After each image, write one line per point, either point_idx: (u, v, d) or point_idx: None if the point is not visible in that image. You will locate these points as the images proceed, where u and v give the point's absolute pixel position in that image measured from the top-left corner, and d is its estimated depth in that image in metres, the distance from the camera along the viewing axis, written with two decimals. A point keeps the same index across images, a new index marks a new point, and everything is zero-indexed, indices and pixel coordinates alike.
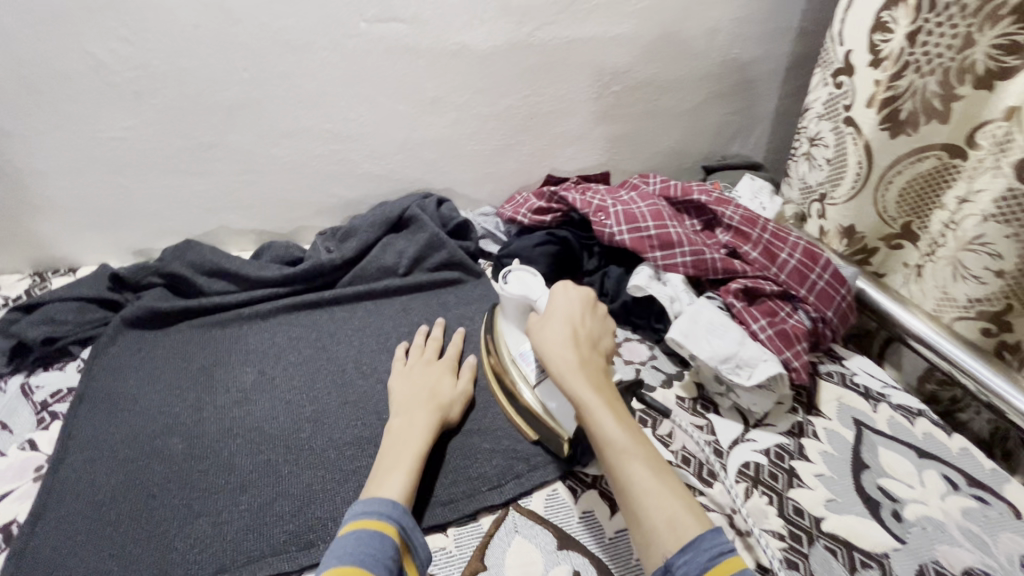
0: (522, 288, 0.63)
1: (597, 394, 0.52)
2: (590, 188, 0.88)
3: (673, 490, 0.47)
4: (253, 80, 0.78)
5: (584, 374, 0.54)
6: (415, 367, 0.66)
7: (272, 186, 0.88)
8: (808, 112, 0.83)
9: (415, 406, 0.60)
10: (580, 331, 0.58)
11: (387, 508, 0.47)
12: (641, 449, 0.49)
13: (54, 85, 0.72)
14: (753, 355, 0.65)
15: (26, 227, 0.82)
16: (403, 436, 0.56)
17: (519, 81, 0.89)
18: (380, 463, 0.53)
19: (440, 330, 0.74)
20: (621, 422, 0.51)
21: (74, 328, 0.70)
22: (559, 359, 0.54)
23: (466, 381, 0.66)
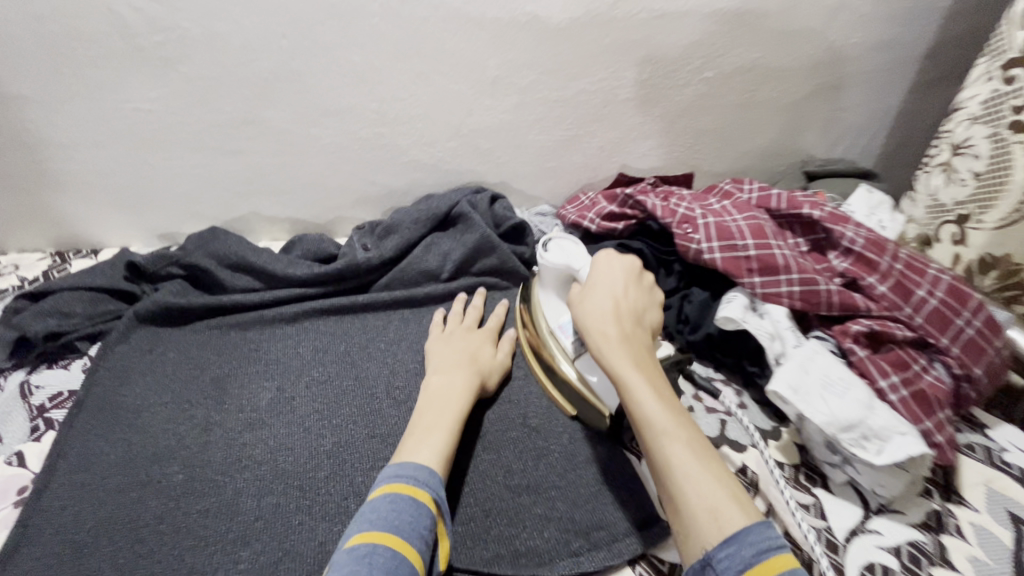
0: (563, 256, 0.57)
1: (638, 367, 0.46)
2: (671, 193, 0.74)
3: (721, 477, 0.40)
4: (291, 50, 0.67)
5: (624, 345, 0.48)
6: (454, 334, 0.63)
7: (309, 170, 0.79)
8: (957, 113, 0.68)
9: (453, 368, 0.57)
10: (623, 300, 0.51)
11: (422, 474, 0.44)
12: (684, 430, 0.42)
13: (74, 47, 0.64)
14: (886, 424, 0.50)
15: (48, 202, 0.77)
16: (441, 396, 0.53)
17: (596, 62, 0.75)
18: (415, 423, 0.50)
19: (482, 299, 0.70)
20: (664, 399, 0.44)
21: (84, 321, 0.63)
22: (597, 330, 0.49)
23: (507, 352, 0.62)
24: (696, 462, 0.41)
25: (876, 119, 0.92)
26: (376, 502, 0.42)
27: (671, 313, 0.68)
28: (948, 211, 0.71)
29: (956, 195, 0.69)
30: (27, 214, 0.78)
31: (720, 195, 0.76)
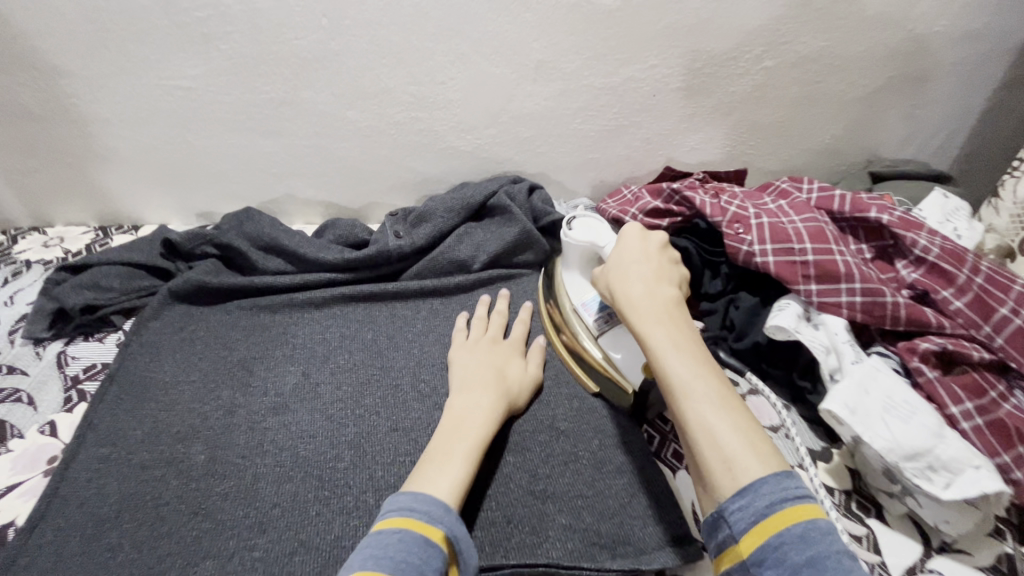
0: (589, 235, 0.59)
1: (659, 321, 0.45)
2: (722, 189, 0.69)
3: (742, 427, 0.39)
4: (332, 29, 0.66)
5: (643, 303, 0.46)
6: (479, 343, 0.59)
7: (345, 154, 0.78)
8: None
9: (479, 386, 0.53)
10: (647, 263, 0.50)
11: (435, 510, 0.40)
12: (704, 379, 0.41)
13: (117, 21, 0.64)
14: (957, 456, 0.45)
15: (93, 178, 0.78)
16: (463, 420, 0.49)
17: (647, 48, 0.71)
18: (434, 446, 0.46)
19: (507, 303, 0.66)
20: (686, 351, 0.43)
21: (120, 295, 0.64)
22: (619, 291, 0.48)
23: (537, 364, 0.58)
24: (713, 411, 0.39)
25: (955, 117, 0.84)
26: (385, 536, 0.38)
27: (715, 318, 0.64)
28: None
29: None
30: (74, 187, 0.79)
31: (776, 193, 0.70)
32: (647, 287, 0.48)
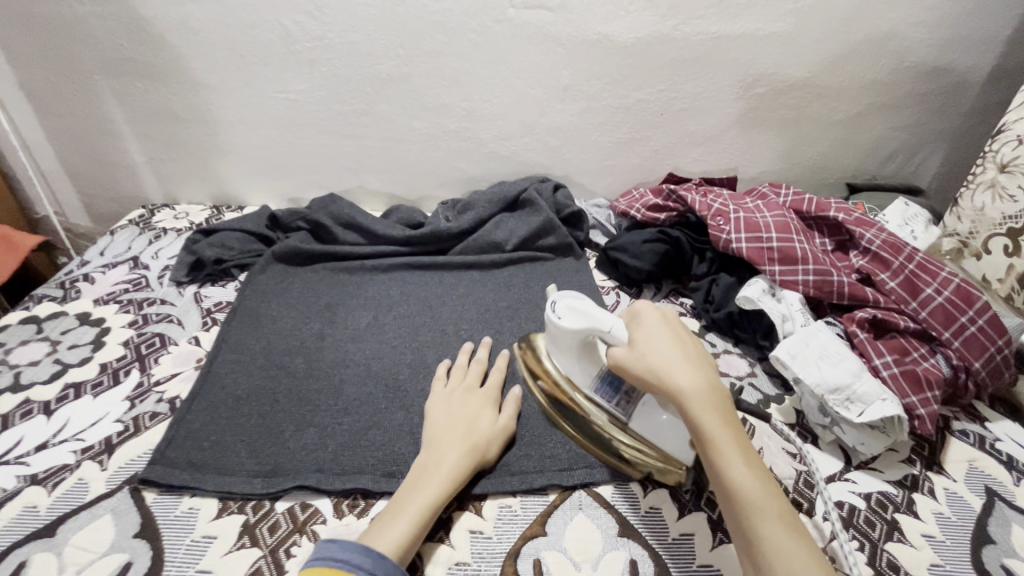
0: (583, 319, 0.56)
1: (724, 423, 0.46)
2: (712, 191, 0.85)
3: (807, 540, 0.41)
4: (407, 57, 0.85)
5: (710, 406, 0.46)
6: (456, 393, 0.62)
7: (408, 154, 0.97)
8: (1004, 133, 0.75)
9: (450, 441, 0.56)
10: (691, 351, 0.50)
11: (355, 555, 0.44)
12: (767, 490, 0.43)
13: (250, 49, 0.85)
14: (869, 391, 0.59)
15: (213, 167, 1.00)
16: (427, 475, 0.52)
17: (656, 76, 0.88)
18: (391, 504, 0.50)
19: (486, 352, 0.69)
20: (749, 458, 0.44)
21: (238, 254, 0.84)
22: (676, 381, 0.47)
23: (509, 415, 0.60)
24: (784, 527, 0.41)
25: (931, 140, 0.97)
26: None
27: (699, 294, 0.79)
28: (998, 225, 0.74)
29: (1005, 210, 0.73)
30: (198, 174, 1.01)
31: (758, 196, 0.86)
32: (702, 378, 0.48)
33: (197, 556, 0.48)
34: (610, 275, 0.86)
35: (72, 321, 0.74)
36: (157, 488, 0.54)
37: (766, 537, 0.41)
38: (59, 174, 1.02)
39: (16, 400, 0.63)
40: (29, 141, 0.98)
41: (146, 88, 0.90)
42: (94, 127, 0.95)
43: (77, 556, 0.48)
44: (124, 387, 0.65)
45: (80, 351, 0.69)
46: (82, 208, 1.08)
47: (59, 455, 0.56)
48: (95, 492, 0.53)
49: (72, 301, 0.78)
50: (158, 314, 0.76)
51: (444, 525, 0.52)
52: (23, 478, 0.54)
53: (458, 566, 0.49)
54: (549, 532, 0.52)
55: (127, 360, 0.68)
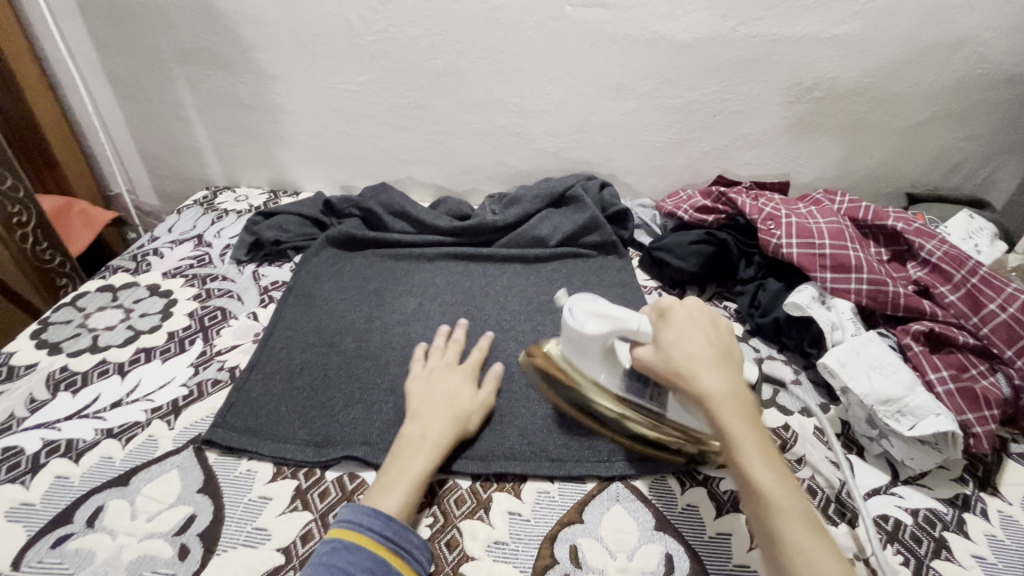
0: (603, 322, 0.55)
1: (747, 427, 0.44)
2: (764, 195, 0.84)
3: (828, 547, 0.39)
4: (464, 52, 0.87)
5: (732, 404, 0.46)
6: (435, 369, 0.64)
7: (458, 148, 0.99)
8: None
9: (431, 414, 0.57)
10: (719, 352, 0.49)
11: (366, 517, 0.47)
12: (788, 499, 0.42)
13: (315, 42, 0.89)
14: (922, 405, 0.57)
15: (273, 153, 1.05)
16: (412, 448, 0.53)
17: (710, 77, 0.87)
18: (383, 472, 0.52)
19: (464, 331, 0.71)
20: (770, 459, 0.43)
21: (294, 237, 0.89)
22: (696, 380, 0.47)
23: (488, 391, 0.62)
24: (801, 540, 0.39)
25: (1000, 151, 0.93)
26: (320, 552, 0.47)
27: (745, 298, 0.78)
28: None
29: None
30: (259, 160, 1.06)
31: (811, 202, 0.85)
32: (726, 378, 0.47)
33: (254, 514, 0.51)
34: (653, 275, 0.86)
35: (143, 291, 0.80)
36: (218, 449, 0.58)
37: (788, 544, 0.39)
38: (133, 156, 1.10)
39: (94, 360, 0.68)
40: (109, 123, 1.05)
41: (216, 77, 0.95)
42: (167, 112, 1.01)
43: (147, 504, 0.52)
44: (189, 354, 0.69)
45: (150, 319, 0.74)
46: (152, 187, 1.15)
47: (132, 412, 0.61)
48: (163, 448, 0.57)
49: (143, 273, 0.83)
50: (220, 289, 0.80)
51: (484, 506, 0.54)
52: (100, 431, 0.59)
53: (497, 544, 0.50)
54: (586, 520, 0.53)
55: (192, 330, 0.73)
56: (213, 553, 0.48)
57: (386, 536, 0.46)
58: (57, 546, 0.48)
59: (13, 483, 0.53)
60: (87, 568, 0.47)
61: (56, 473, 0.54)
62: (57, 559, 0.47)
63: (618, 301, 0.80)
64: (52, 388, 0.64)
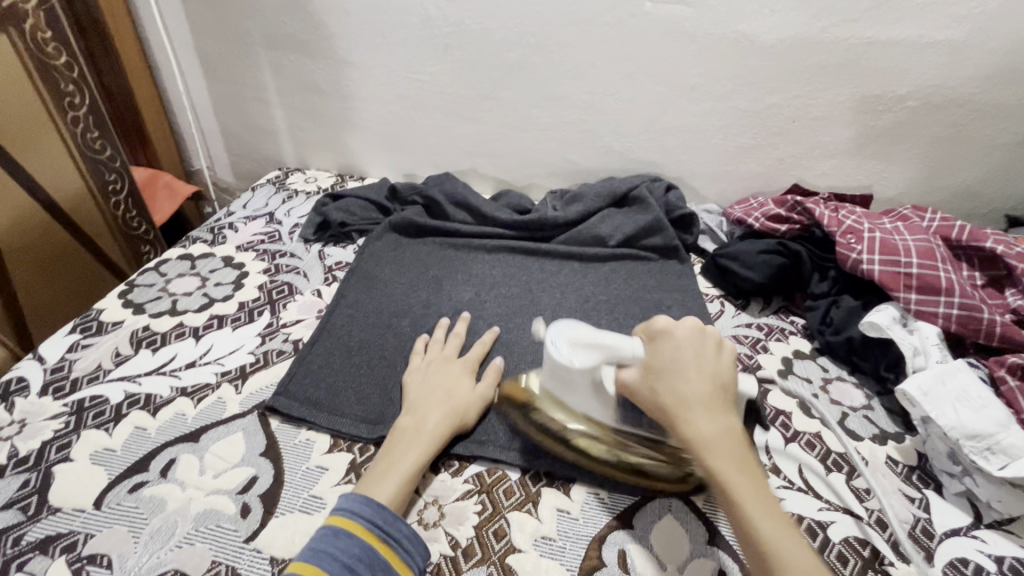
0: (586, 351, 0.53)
1: (740, 471, 0.43)
2: (844, 208, 0.80)
3: None
4: (536, 45, 0.87)
5: (723, 447, 0.44)
6: (433, 362, 0.64)
7: (523, 142, 0.99)
8: None
9: (429, 406, 0.57)
10: (713, 385, 0.47)
11: (358, 505, 0.47)
12: (791, 553, 0.39)
13: (392, 31, 0.91)
14: (1017, 444, 0.53)
15: (343, 139, 1.08)
16: (409, 438, 0.54)
17: (793, 80, 0.83)
18: (375, 464, 0.52)
19: (465, 327, 0.71)
20: (766, 508, 0.42)
21: (360, 220, 0.91)
22: (684, 419, 0.45)
23: (487, 384, 0.61)
24: None
25: None
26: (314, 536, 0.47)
27: (816, 314, 0.74)
28: None
29: None
30: (329, 144, 1.10)
31: (896, 217, 0.79)
32: (715, 417, 0.45)
33: (311, 482, 0.53)
34: (715, 283, 0.83)
35: (219, 262, 0.84)
36: (280, 417, 0.60)
37: None
38: (215, 135, 1.16)
39: (172, 323, 0.72)
40: (196, 103, 1.11)
41: (297, 62, 0.99)
42: (249, 93, 1.06)
43: (214, 461, 0.54)
44: (257, 325, 0.72)
45: (224, 288, 0.78)
46: (229, 166, 1.21)
47: (203, 374, 0.65)
48: (230, 411, 0.60)
49: (219, 245, 0.88)
50: (288, 265, 0.84)
51: (532, 500, 0.53)
52: (175, 389, 0.63)
53: (544, 540, 0.50)
54: (635, 526, 0.51)
55: (261, 301, 0.76)
56: (272, 515, 0.50)
57: (377, 525, 0.46)
58: (134, 491, 0.52)
59: (98, 429, 0.57)
60: (159, 515, 0.50)
61: (136, 424, 0.58)
62: (134, 503, 0.51)
63: (678, 307, 0.78)
64: (135, 345, 0.68)
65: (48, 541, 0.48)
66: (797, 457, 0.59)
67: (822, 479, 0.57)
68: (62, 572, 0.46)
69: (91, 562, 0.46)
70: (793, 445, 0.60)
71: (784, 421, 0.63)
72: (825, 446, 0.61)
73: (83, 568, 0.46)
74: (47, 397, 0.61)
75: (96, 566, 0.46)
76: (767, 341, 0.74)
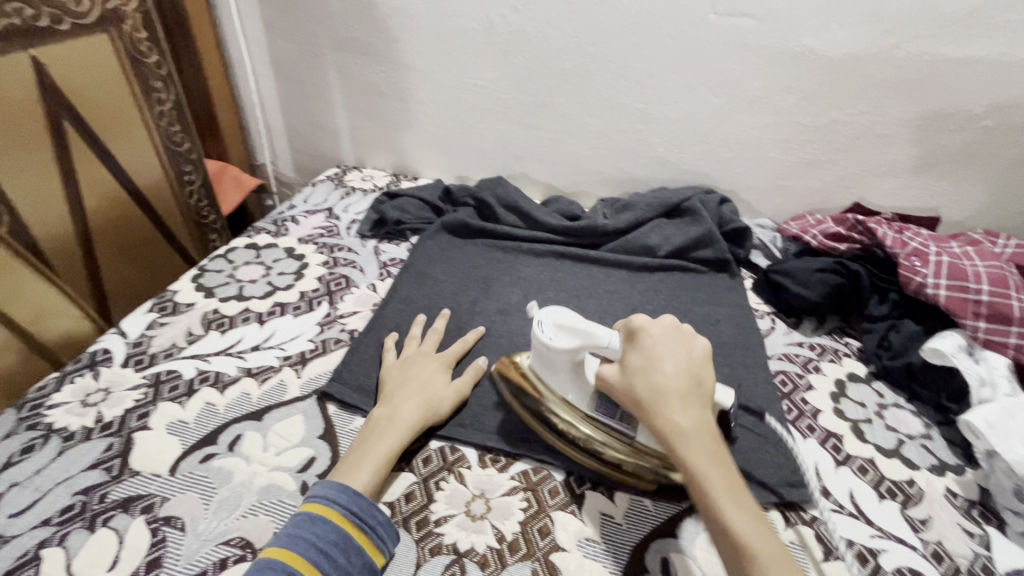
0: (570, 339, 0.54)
1: (712, 462, 0.45)
2: (909, 229, 0.77)
3: None
4: (596, 54, 0.88)
5: (696, 437, 0.46)
6: (410, 357, 0.65)
7: (576, 149, 1.00)
8: None
9: (402, 396, 0.59)
10: (687, 378, 0.49)
11: (334, 492, 0.49)
12: (761, 540, 0.41)
13: (454, 37, 0.94)
14: None
15: (400, 140, 1.12)
16: (379, 427, 0.55)
17: (859, 96, 0.81)
18: (348, 452, 0.53)
19: (445, 323, 0.73)
20: (737, 499, 0.43)
21: (414, 219, 0.95)
22: (660, 411, 0.48)
23: (464, 380, 0.63)
24: None
25: None
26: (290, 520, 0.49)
27: (873, 337, 0.72)
28: None
29: None
30: (386, 144, 1.14)
31: (966, 242, 0.77)
32: (690, 410, 0.47)
33: None
34: (767, 299, 0.82)
35: (281, 252, 0.88)
36: (336, 403, 0.63)
37: None
38: (280, 132, 1.22)
39: (239, 307, 0.76)
40: (265, 101, 1.18)
41: (362, 65, 1.04)
42: (315, 93, 1.12)
43: (277, 440, 0.58)
44: (316, 314, 0.76)
45: (286, 278, 0.83)
46: (291, 161, 1.26)
47: (267, 357, 0.68)
48: (291, 393, 0.64)
49: (281, 237, 0.92)
50: (346, 259, 0.87)
51: (577, 501, 0.54)
52: (242, 369, 0.67)
53: (587, 541, 0.51)
54: (678, 536, 0.51)
55: (320, 292, 0.80)
56: None
57: (352, 511, 0.48)
58: (204, 462, 0.55)
59: (172, 401, 0.62)
60: (227, 486, 0.53)
61: (206, 400, 0.62)
62: (204, 473, 0.54)
63: (727, 322, 0.77)
64: (206, 326, 0.73)
65: (129, 501, 0.52)
66: (847, 481, 0.58)
67: (873, 505, 0.56)
68: (142, 530, 0.50)
69: (166, 524, 0.50)
70: (843, 468, 0.59)
71: (835, 443, 0.62)
72: (879, 472, 0.59)
73: (160, 528, 0.50)
74: (128, 368, 0.66)
75: (172, 527, 0.50)
76: (820, 362, 0.72)
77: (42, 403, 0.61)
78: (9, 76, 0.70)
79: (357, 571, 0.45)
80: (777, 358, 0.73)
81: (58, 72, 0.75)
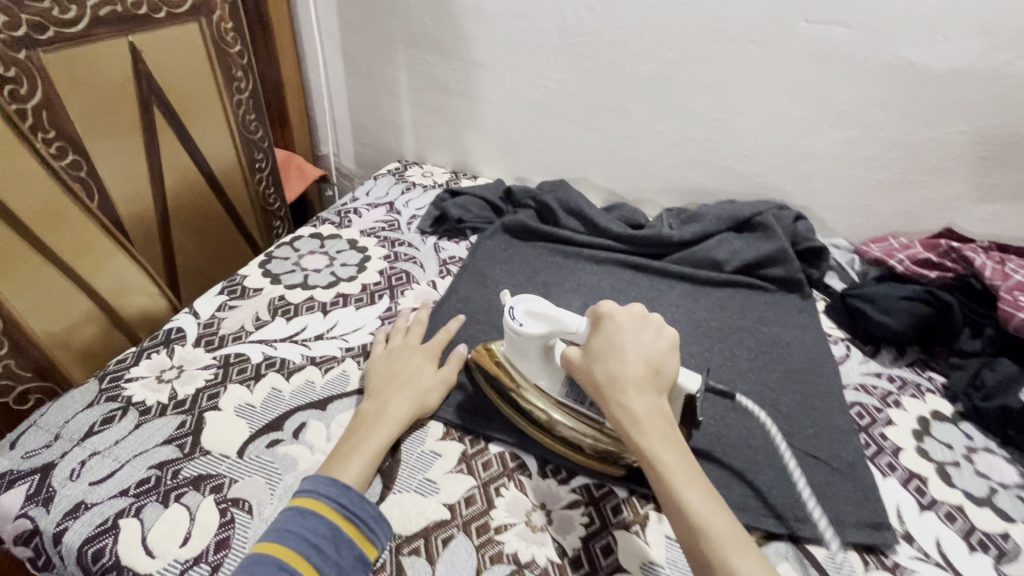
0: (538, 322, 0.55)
1: (668, 447, 0.43)
2: (1011, 260, 0.72)
3: None
4: (673, 60, 0.86)
5: (653, 423, 0.44)
6: (392, 349, 0.65)
7: (642, 156, 0.97)
8: None
9: (389, 390, 0.59)
10: (644, 363, 0.47)
11: (322, 485, 0.48)
12: (725, 523, 0.40)
13: (527, 37, 0.94)
14: None
15: (461, 137, 1.12)
16: (369, 423, 0.56)
17: (960, 115, 0.75)
18: (337, 449, 0.53)
19: (428, 315, 0.73)
20: (696, 484, 0.41)
21: (474, 218, 0.94)
22: (616, 396, 0.45)
23: (451, 370, 0.63)
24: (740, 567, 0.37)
25: None
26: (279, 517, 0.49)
27: (963, 374, 0.67)
28: None
29: None
30: (447, 141, 1.14)
31: None
32: (648, 394, 0.45)
33: (425, 465, 0.56)
34: (841, 323, 0.77)
35: (345, 243, 0.90)
36: None
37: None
38: (345, 124, 1.24)
39: (304, 295, 0.78)
40: (333, 94, 1.20)
41: (430, 61, 1.04)
42: (381, 88, 1.13)
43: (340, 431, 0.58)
44: (377, 308, 0.77)
45: (349, 269, 0.84)
46: (352, 153, 1.29)
47: (331, 347, 0.69)
48: (354, 385, 0.64)
49: (345, 228, 0.94)
50: (406, 254, 0.88)
51: (641, 522, 0.52)
52: (306, 357, 0.68)
53: (652, 566, 0.49)
54: None
55: (381, 286, 0.81)
56: (390, 491, 0.53)
57: (342, 503, 0.47)
58: (271, 447, 0.56)
59: (241, 384, 0.63)
60: (292, 473, 0.54)
61: (273, 385, 0.63)
62: (271, 458, 0.55)
63: (798, 345, 0.74)
64: (272, 312, 0.75)
65: (200, 479, 0.53)
66: (934, 528, 0.54)
67: (963, 556, 0.52)
68: (212, 510, 0.51)
69: (234, 505, 0.51)
70: (929, 514, 0.55)
71: (919, 485, 0.58)
72: (970, 522, 0.55)
73: (229, 509, 0.51)
74: (200, 349, 0.68)
75: (239, 509, 0.51)
76: (900, 396, 0.67)
77: (121, 375, 0.64)
78: (108, 62, 0.74)
79: (348, 564, 0.45)
80: (852, 388, 0.69)
81: (151, 58, 0.79)
